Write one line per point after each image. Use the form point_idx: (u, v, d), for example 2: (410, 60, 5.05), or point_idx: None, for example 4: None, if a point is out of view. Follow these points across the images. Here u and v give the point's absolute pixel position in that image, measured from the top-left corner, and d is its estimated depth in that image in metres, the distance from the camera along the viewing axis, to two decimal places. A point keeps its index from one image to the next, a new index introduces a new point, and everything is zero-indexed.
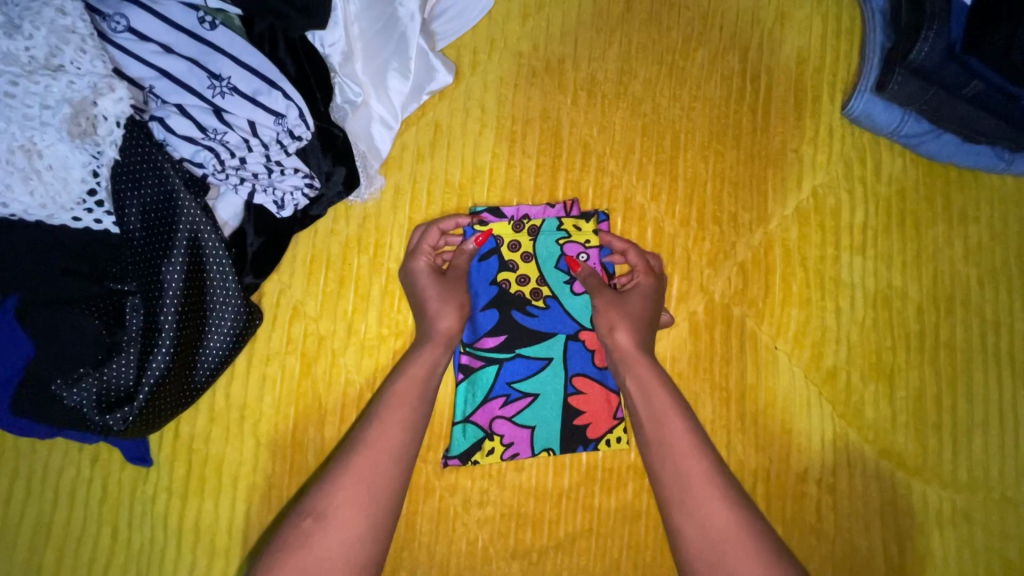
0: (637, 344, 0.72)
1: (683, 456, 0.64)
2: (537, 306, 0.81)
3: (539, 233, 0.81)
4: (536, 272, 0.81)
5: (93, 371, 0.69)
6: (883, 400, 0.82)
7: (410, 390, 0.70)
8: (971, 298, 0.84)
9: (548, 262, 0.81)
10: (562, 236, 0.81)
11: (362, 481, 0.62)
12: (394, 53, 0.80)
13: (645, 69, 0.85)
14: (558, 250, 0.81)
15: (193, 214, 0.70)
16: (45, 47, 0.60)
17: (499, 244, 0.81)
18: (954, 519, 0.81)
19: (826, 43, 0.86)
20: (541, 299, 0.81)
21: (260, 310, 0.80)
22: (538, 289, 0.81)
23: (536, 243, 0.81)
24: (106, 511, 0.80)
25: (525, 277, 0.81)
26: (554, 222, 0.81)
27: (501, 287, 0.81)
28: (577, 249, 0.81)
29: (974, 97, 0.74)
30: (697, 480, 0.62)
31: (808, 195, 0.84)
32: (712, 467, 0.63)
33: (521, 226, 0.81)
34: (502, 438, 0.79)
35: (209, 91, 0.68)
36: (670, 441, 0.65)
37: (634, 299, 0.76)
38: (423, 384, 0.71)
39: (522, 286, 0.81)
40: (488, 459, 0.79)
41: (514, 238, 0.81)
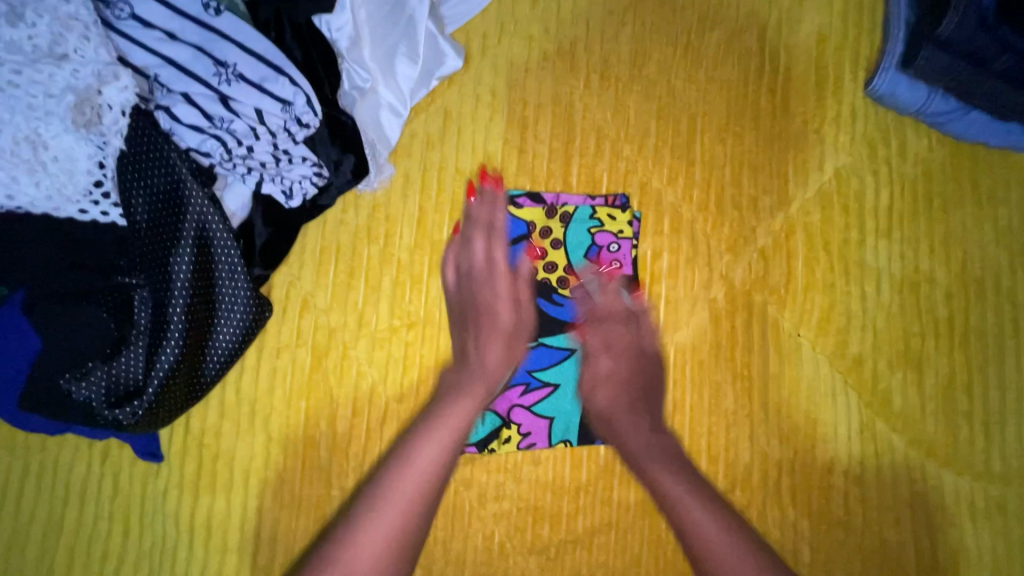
0: (621, 401, 0.73)
1: (688, 509, 0.63)
2: (564, 294, 0.80)
3: (571, 220, 0.80)
4: (565, 260, 0.80)
5: (102, 365, 0.68)
6: (912, 387, 0.79)
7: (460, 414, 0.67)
8: (1003, 281, 0.81)
9: (578, 250, 0.80)
10: (595, 224, 0.80)
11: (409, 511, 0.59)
12: (403, 37, 0.78)
13: (660, 50, 0.83)
14: (590, 239, 0.80)
15: (200, 205, 0.69)
16: (49, 35, 0.59)
17: (530, 229, 0.80)
18: (987, 510, 0.78)
19: (847, 20, 0.83)
20: (567, 289, 0.80)
21: (271, 304, 0.77)
22: (564, 278, 0.80)
23: (567, 230, 0.80)
24: (117, 508, 0.79)
25: (553, 265, 0.80)
26: (588, 210, 0.80)
27: (529, 273, 0.79)
28: (610, 238, 0.80)
29: (1005, 71, 0.70)
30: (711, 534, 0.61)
31: (831, 177, 0.81)
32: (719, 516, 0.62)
33: (554, 212, 0.80)
34: (519, 427, 0.78)
35: (215, 79, 0.67)
36: (671, 495, 0.64)
37: (622, 358, 0.76)
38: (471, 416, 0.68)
39: (549, 274, 0.80)
40: (505, 448, 0.78)
41: (545, 224, 0.80)
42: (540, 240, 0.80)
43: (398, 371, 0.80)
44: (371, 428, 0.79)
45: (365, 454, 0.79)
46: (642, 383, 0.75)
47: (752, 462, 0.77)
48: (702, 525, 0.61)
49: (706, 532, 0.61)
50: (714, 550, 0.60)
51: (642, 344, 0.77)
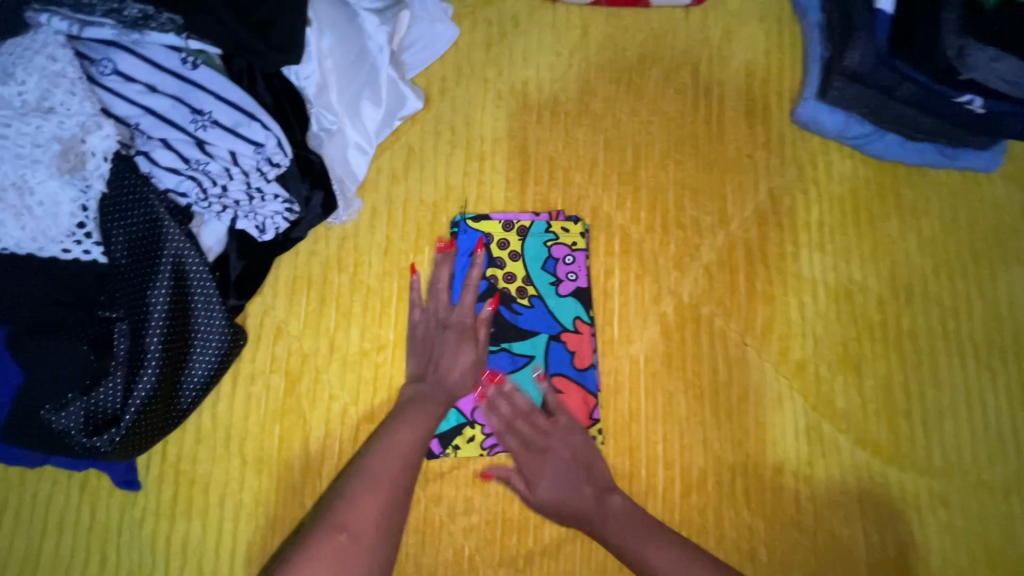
0: (547, 469, 0.78)
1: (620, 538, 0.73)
2: (522, 303, 0.84)
3: (528, 234, 0.85)
4: (523, 270, 0.85)
5: (82, 396, 0.71)
6: (853, 389, 0.84)
7: (402, 444, 0.72)
8: (929, 287, 0.87)
9: (536, 262, 0.85)
10: (550, 237, 0.85)
11: (379, 503, 0.65)
12: (366, 83, 0.85)
13: (605, 87, 0.91)
14: (546, 252, 0.85)
15: (177, 241, 0.75)
16: (37, 91, 0.65)
17: (489, 241, 0.85)
18: (932, 504, 0.82)
19: (771, 56, 0.91)
20: (526, 298, 0.85)
21: (244, 331, 0.83)
22: (524, 287, 0.85)
23: (524, 242, 0.85)
24: (94, 538, 0.80)
25: (512, 275, 0.85)
26: (543, 225, 0.86)
27: (488, 283, 0.85)
28: (564, 250, 0.85)
29: (909, 98, 0.78)
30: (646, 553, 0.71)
31: (765, 197, 0.88)
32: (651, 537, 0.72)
33: (511, 227, 0.86)
34: (483, 428, 0.82)
35: (192, 125, 0.73)
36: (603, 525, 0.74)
37: (545, 436, 0.79)
38: (419, 438, 0.74)
39: (508, 283, 0.85)
40: (468, 447, 0.82)
41: (502, 237, 0.85)
42: (499, 251, 0.85)
43: (369, 393, 0.84)
44: (343, 449, 0.83)
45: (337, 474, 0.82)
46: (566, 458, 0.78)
47: (706, 466, 0.81)
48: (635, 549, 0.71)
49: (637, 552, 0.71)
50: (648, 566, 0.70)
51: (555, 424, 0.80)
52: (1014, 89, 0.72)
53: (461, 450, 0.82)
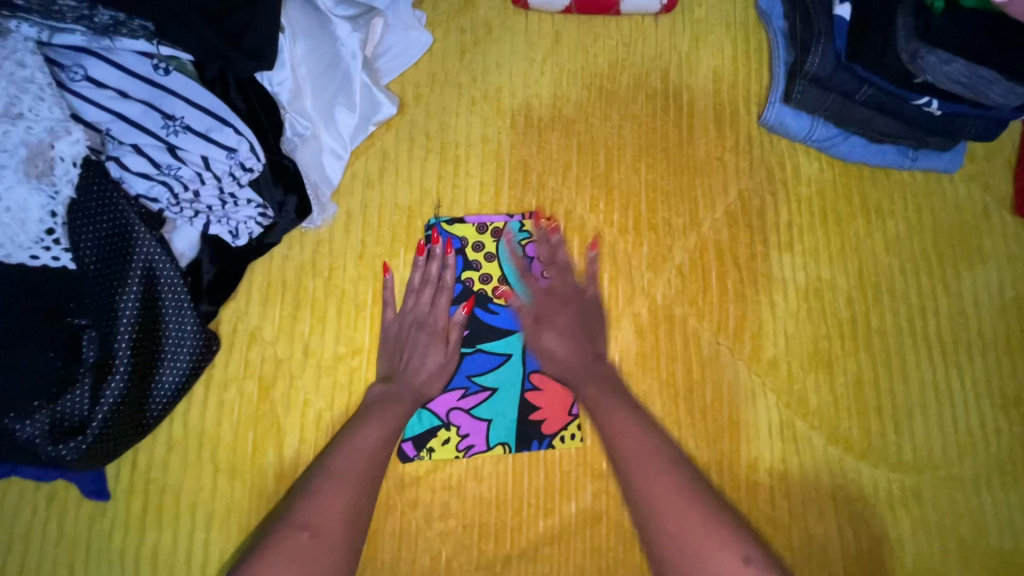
0: (575, 366, 0.80)
1: (634, 454, 0.69)
2: (499, 303, 0.85)
3: (502, 236, 0.87)
4: (499, 271, 0.86)
5: (48, 404, 0.69)
6: (824, 386, 0.85)
7: (365, 444, 0.74)
8: (896, 285, 0.89)
9: (511, 263, 0.86)
10: (523, 238, 0.87)
11: (341, 504, 0.67)
12: (340, 89, 0.86)
13: (577, 93, 0.93)
14: (520, 252, 0.87)
15: (148, 246, 0.74)
16: (4, 96, 0.64)
17: (464, 243, 0.87)
18: (904, 499, 0.83)
19: (738, 62, 0.94)
20: (502, 297, 0.86)
21: (218, 337, 0.83)
22: (499, 288, 0.86)
23: (498, 244, 0.87)
24: (61, 551, 0.79)
25: (488, 276, 0.86)
26: (517, 225, 0.87)
27: (465, 284, 0.86)
28: (538, 250, 0.87)
29: (867, 100, 0.81)
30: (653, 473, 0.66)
31: (735, 199, 0.90)
32: (666, 466, 0.66)
33: (485, 229, 0.87)
34: (458, 429, 0.82)
35: (163, 131, 0.73)
36: (621, 433, 0.71)
37: (572, 337, 0.82)
38: (382, 437, 0.75)
39: (485, 284, 0.86)
40: (443, 449, 0.82)
41: (477, 240, 0.87)
42: (474, 253, 0.86)
43: (344, 398, 0.84)
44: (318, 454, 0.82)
45: None
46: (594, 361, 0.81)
47: None
48: (644, 464, 0.67)
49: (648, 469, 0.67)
50: (650, 484, 0.65)
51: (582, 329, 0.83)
52: (965, 91, 0.74)
53: (436, 453, 0.82)
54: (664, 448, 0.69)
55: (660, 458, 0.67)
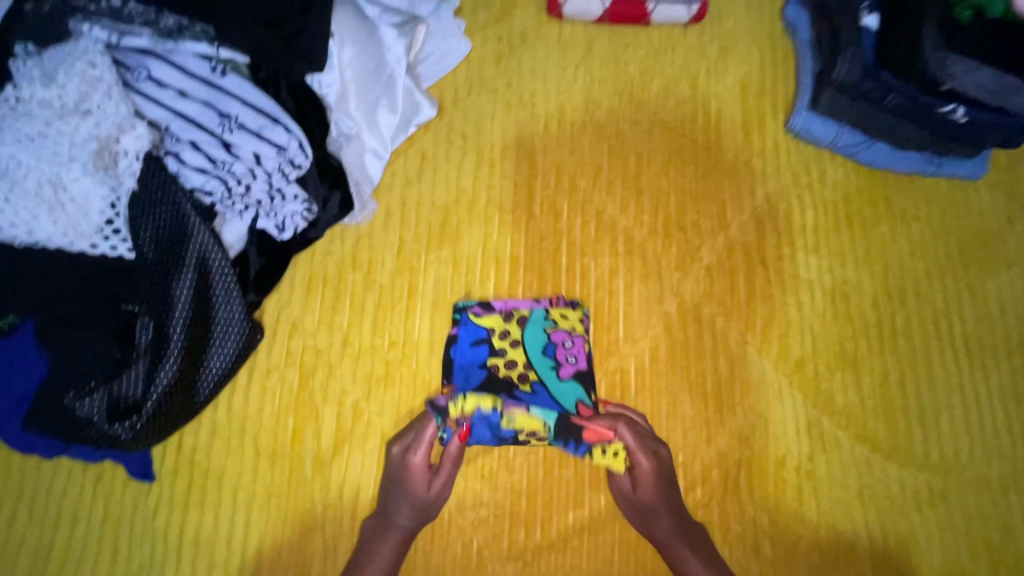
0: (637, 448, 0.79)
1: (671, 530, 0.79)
2: (525, 390, 0.83)
3: (526, 322, 0.86)
4: (524, 356, 0.85)
5: (104, 384, 0.73)
6: (851, 387, 0.87)
7: (381, 559, 0.78)
8: (922, 289, 0.91)
9: (536, 348, 0.85)
10: (549, 324, 0.86)
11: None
12: (384, 92, 0.89)
13: (608, 99, 0.96)
14: (546, 338, 0.85)
15: (203, 238, 0.77)
16: (76, 94, 0.69)
17: (490, 333, 0.86)
18: (932, 500, 0.83)
19: (765, 71, 0.97)
20: (528, 384, 0.84)
21: (262, 326, 0.85)
22: (525, 374, 0.84)
23: (524, 330, 0.86)
24: (106, 530, 0.81)
25: (514, 363, 0.85)
26: (542, 312, 0.86)
27: (491, 371, 0.84)
28: (563, 335, 0.85)
29: (895, 108, 0.83)
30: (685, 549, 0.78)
31: (762, 202, 0.92)
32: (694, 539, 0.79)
33: (511, 317, 0.86)
34: (498, 399, 0.79)
35: (219, 128, 0.77)
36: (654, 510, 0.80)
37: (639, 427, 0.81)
38: (395, 552, 0.79)
39: (510, 371, 0.84)
40: (478, 398, 0.79)
41: (503, 328, 0.86)
42: (499, 339, 0.86)
43: (381, 388, 0.86)
44: (354, 440, 0.85)
45: (346, 468, 0.84)
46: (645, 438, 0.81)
47: (710, 460, 0.84)
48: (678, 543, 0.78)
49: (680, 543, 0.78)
50: (685, 556, 0.77)
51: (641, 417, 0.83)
52: (992, 97, 0.79)
53: (466, 400, 0.79)
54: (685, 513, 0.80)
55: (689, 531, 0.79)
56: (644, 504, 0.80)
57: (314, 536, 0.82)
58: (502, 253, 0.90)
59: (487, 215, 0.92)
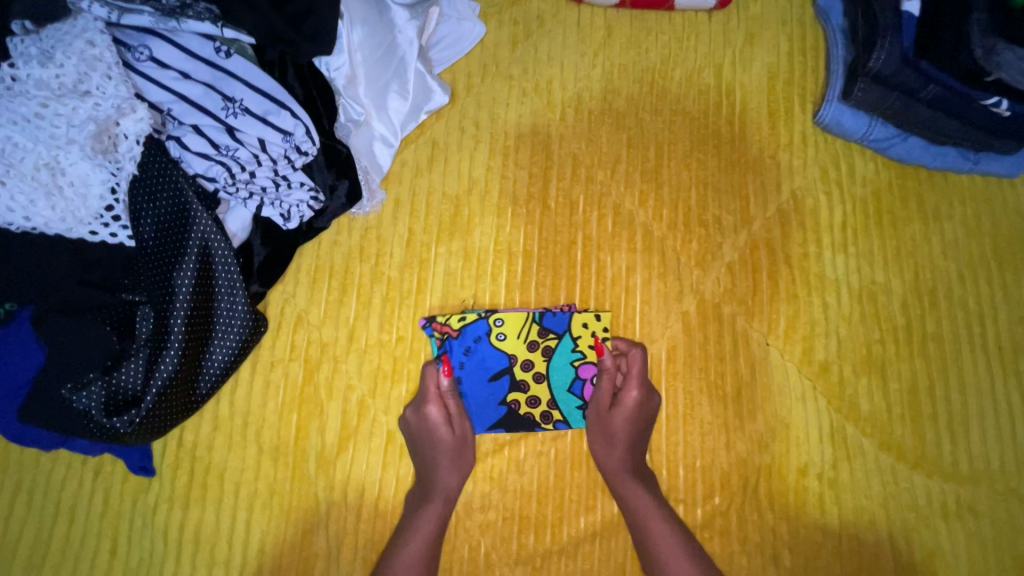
0: (603, 426, 0.79)
1: (657, 531, 0.74)
2: (547, 429, 0.82)
3: (553, 353, 0.82)
4: (548, 393, 0.82)
5: (103, 376, 0.70)
6: (877, 392, 0.83)
7: (428, 525, 0.76)
8: (954, 291, 0.86)
9: (562, 384, 0.82)
10: (577, 356, 0.82)
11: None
12: (394, 76, 0.86)
13: (628, 87, 0.92)
14: (574, 372, 0.82)
15: (205, 226, 0.73)
16: (74, 73, 0.66)
17: (513, 362, 0.82)
18: (960, 512, 0.80)
19: (793, 60, 0.93)
20: (551, 422, 0.82)
21: (266, 319, 0.82)
22: (548, 412, 0.82)
23: (549, 363, 0.82)
24: (106, 525, 0.80)
25: (536, 398, 0.82)
26: (570, 342, 0.82)
27: (510, 407, 0.82)
28: (592, 370, 0.83)
29: (932, 100, 0.79)
30: (669, 552, 0.73)
31: (788, 198, 0.88)
32: (679, 542, 0.74)
33: (536, 346, 0.82)
34: (488, 334, 0.82)
35: (223, 112, 0.74)
36: (641, 510, 0.75)
37: (618, 403, 0.80)
38: (441, 518, 0.77)
39: (532, 408, 0.82)
40: (463, 321, 0.82)
41: (527, 357, 0.82)
42: (515, 343, 0.82)
43: (387, 385, 0.83)
44: (360, 438, 0.82)
45: (351, 466, 0.81)
46: (628, 429, 0.79)
47: (729, 467, 0.80)
48: (663, 545, 0.73)
49: (665, 546, 0.73)
50: (667, 560, 0.73)
51: (627, 399, 0.79)
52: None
53: (452, 320, 0.82)
54: (672, 516, 0.76)
55: (676, 533, 0.74)
56: (629, 504, 0.76)
57: (317, 536, 0.79)
58: (515, 247, 0.87)
59: (498, 208, 0.88)
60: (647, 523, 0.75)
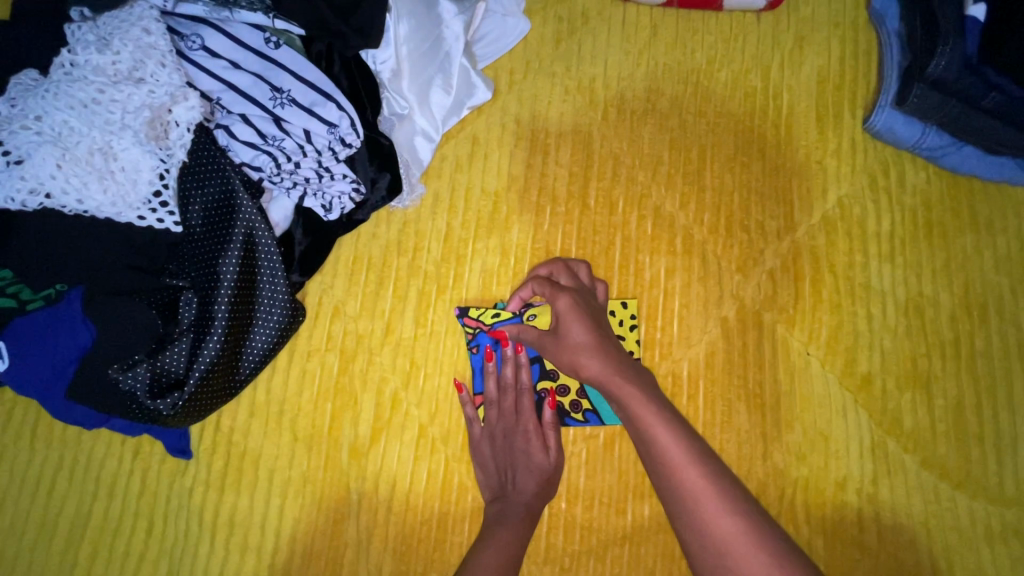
0: (576, 312, 0.69)
1: (599, 368, 0.64)
2: (577, 418, 0.81)
3: None
4: (576, 383, 0.82)
5: (148, 358, 0.72)
6: (921, 408, 0.81)
7: (514, 517, 0.74)
8: (1006, 306, 0.84)
9: None
10: None
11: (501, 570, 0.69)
12: (439, 70, 0.86)
13: (672, 88, 0.91)
14: None
15: (250, 214, 0.74)
16: (130, 61, 0.67)
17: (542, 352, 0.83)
18: (1004, 535, 0.77)
19: (844, 64, 0.90)
20: (580, 412, 0.81)
21: (305, 309, 0.82)
22: (577, 401, 0.82)
23: None
24: (143, 505, 0.81)
25: (565, 387, 0.82)
26: None
27: (540, 396, 0.82)
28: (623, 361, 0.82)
29: (995, 108, 0.78)
30: (687, 469, 0.54)
31: (834, 205, 0.86)
32: (700, 458, 0.55)
33: None
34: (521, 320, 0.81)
35: (271, 102, 0.75)
36: (587, 361, 0.65)
37: (582, 293, 0.74)
38: (529, 510, 0.75)
39: (562, 397, 0.82)
40: (494, 311, 0.82)
41: None
42: None
43: (421, 377, 0.84)
44: (392, 430, 0.82)
45: (383, 458, 0.81)
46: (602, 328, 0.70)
47: (765, 477, 0.79)
48: (679, 462, 0.55)
49: (703, 493, 0.52)
50: (705, 512, 0.52)
51: (592, 299, 0.74)
52: None
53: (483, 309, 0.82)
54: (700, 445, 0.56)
55: (695, 448, 0.56)
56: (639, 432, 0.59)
57: (348, 525, 0.80)
58: (553, 246, 0.86)
59: (537, 205, 0.88)
60: (653, 433, 0.57)
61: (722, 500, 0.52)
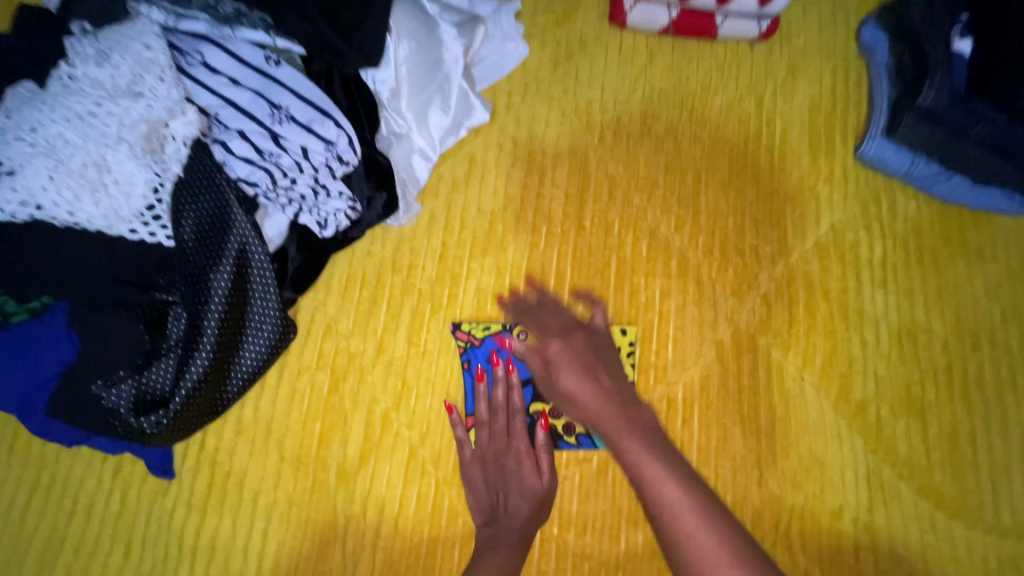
0: (565, 357, 0.76)
1: (597, 415, 0.70)
2: (569, 442, 0.80)
3: None
4: None
5: (133, 375, 0.70)
6: (916, 435, 0.80)
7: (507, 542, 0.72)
8: (997, 334, 0.84)
9: None
10: None
11: None
12: (437, 92, 0.87)
13: (667, 112, 0.92)
14: None
15: (244, 228, 0.74)
16: (129, 75, 0.67)
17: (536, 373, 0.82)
18: (1001, 567, 0.76)
19: (836, 94, 0.92)
20: (573, 436, 0.80)
21: (295, 324, 0.83)
22: (571, 424, 0.80)
23: None
24: (120, 527, 0.78)
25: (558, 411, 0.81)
26: None
27: (533, 419, 0.80)
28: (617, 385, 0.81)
29: (983, 139, 0.79)
30: (685, 516, 0.56)
31: (827, 231, 0.87)
32: (697, 503, 0.57)
33: None
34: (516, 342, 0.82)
35: (269, 119, 0.74)
36: (586, 410, 0.71)
37: (572, 331, 0.79)
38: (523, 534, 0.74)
39: (555, 420, 0.81)
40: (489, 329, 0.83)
41: None
42: None
43: (413, 397, 0.82)
44: (382, 452, 0.80)
45: (371, 481, 0.80)
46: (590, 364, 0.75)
47: (760, 505, 0.78)
48: (676, 505, 0.57)
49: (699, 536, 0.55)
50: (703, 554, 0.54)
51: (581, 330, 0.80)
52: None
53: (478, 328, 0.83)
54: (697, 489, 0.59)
55: (694, 496, 0.58)
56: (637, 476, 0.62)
57: (334, 551, 0.78)
58: (548, 266, 0.86)
59: (533, 226, 0.88)
60: (652, 479, 0.60)
61: (720, 545, 0.54)
